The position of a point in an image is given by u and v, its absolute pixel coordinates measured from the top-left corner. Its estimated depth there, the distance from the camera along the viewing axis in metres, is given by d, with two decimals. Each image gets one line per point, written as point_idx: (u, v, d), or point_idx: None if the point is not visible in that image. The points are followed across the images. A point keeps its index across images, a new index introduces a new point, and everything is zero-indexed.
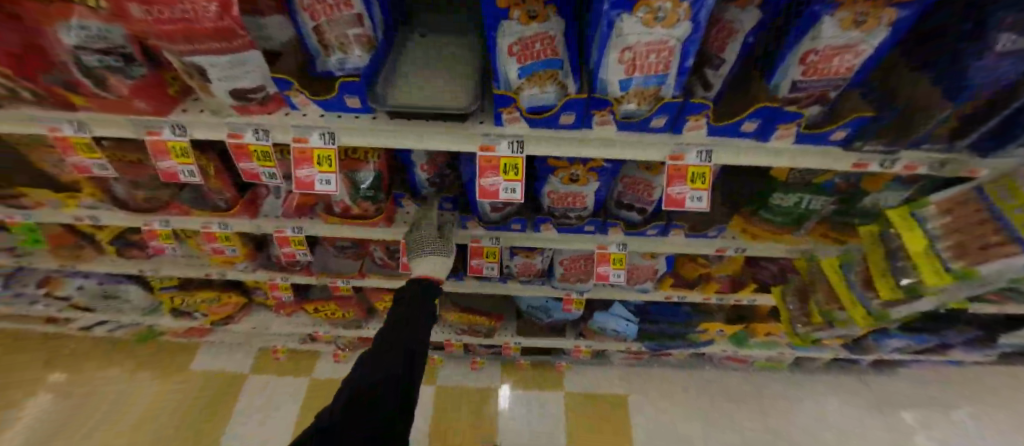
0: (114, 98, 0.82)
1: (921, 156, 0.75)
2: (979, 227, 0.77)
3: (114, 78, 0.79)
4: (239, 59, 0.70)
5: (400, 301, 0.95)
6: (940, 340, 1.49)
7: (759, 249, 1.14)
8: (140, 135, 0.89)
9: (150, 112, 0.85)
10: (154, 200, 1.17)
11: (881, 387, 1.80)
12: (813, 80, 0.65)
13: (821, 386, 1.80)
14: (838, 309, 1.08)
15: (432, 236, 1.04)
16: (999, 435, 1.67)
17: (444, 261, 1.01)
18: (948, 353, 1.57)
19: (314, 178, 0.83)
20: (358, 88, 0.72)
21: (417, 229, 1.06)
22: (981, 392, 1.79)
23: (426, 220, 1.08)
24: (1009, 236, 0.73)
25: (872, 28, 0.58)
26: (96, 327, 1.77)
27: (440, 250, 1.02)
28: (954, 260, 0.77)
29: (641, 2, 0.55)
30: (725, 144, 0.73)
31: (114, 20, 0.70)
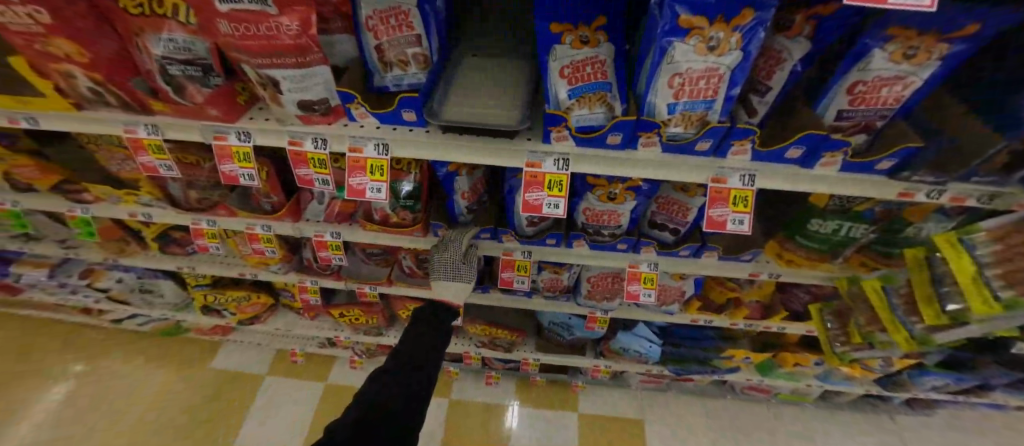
0: (189, 105, 0.89)
1: (968, 189, 0.75)
2: None
3: (192, 87, 0.86)
4: (310, 73, 0.76)
5: (423, 317, 1.04)
6: (981, 381, 1.42)
7: (792, 274, 1.14)
8: (208, 139, 0.96)
9: (221, 119, 0.91)
10: (206, 200, 1.24)
11: (914, 427, 1.73)
12: (860, 109, 0.66)
13: (850, 423, 1.74)
14: (879, 330, 1.05)
15: (457, 260, 1.06)
16: None
17: (464, 287, 1.06)
18: (989, 395, 1.50)
19: (366, 186, 0.88)
20: (416, 103, 0.78)
21: (441, 251, 1.07)
22: None
23: (456, 241, 1.09)
24: None
25: (923, 61, 0.59)
26: (126, 320, 1.85)
27: (460, 277, 1.06)
28: (1004, 288, 0.76)
29: (694, 32, 0.58)
30: (769, 169, 0.75)
31: (199, 33, 0.77)
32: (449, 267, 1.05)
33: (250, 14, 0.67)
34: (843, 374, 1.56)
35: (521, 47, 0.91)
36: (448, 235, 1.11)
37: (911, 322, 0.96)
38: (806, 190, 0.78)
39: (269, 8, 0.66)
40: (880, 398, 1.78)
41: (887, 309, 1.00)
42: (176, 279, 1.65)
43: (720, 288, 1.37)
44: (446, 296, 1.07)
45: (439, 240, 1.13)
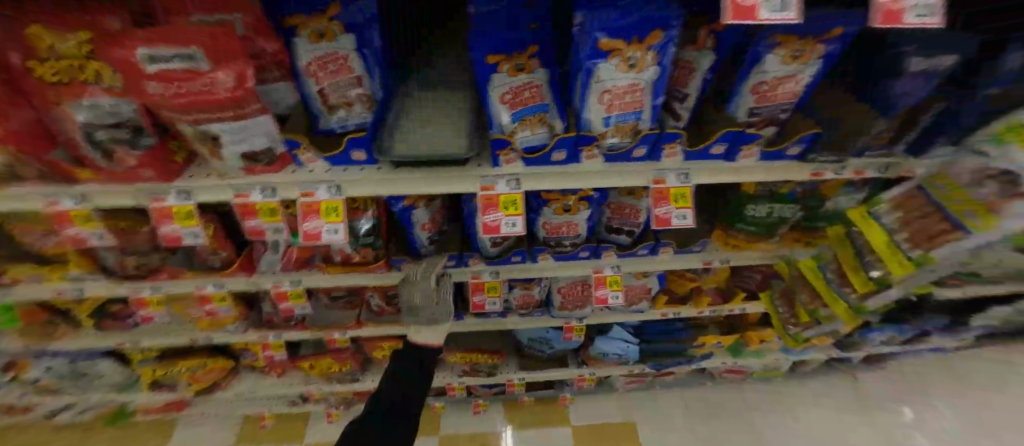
0: (119, 170, 0.83)
1: (867, 162, 0.87)
2: (928, 219, 0.84)
3: (122, 151, 0.80)
4: (250, 123, 0.73)
5: (403, 359, 1.05)
6: (920, 329, 1.57)
7: (740, 258, 1.21)
8: (144, 203, 0.91)
9: (156, 180, 0.86)
10: (143, 267, 1.13)
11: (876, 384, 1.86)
12: (766, 106, 0.75)
13: (820, 388, 1.85)
14: (822, 307, 1.17)
15: (423, 299, 1.06)
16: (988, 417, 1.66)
17: (434, 323, 1.08)
18: (930, 340, 1.65)
19: (322, 229, 0.86)
20: (364, 142, 0.79)
21: (408, 288, 1.08)
22: None
23: (425, 280, 1.07)
24: (953, 224, 0.81)
25: (807, 60, 0.69)
26: (62, 412, 1.67)
27: (426, 316, 1.07)
28: (912, 248, 0.86)
29: (614, 53, 0.64)
30: (700, 166, 0.82)
31: (126, 94, 0.72)
32: (416, 305, 1.07)
33: (180, 72, 0.64)
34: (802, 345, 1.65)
35: (455, 60, 0.93)
36: (417, 271, 1.09)
37: (845, 292, 1.09)
38: (733, 181, 0.86)
39: (201, 63, 0.63)
40: (841, 360, 1.90)
41: (822, 282, 1.13)
42: (116, 356, 1.51)
43: (682, 280, 1.44)
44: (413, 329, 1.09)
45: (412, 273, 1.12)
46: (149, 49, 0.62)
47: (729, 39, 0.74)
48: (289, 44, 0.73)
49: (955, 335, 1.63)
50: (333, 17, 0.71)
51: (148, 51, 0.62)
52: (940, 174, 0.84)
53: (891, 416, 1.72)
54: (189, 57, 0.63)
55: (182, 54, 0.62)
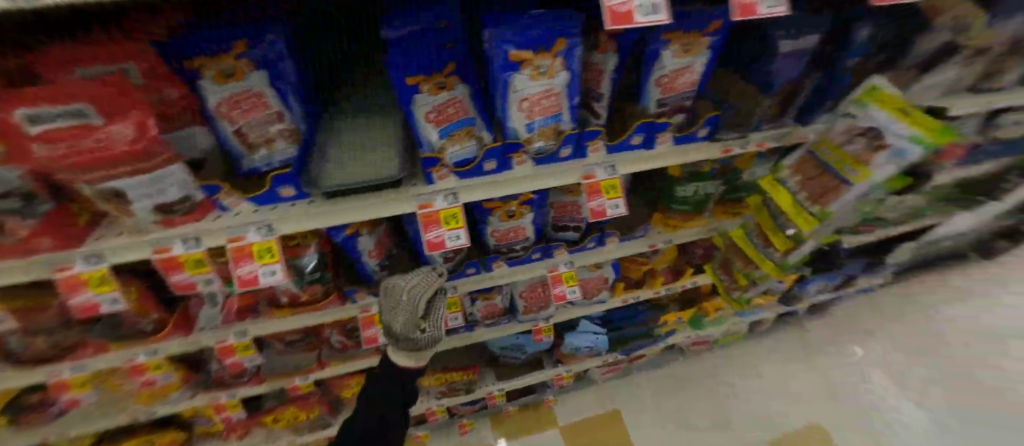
0: (9, 242, 0.71)
1: (766, 135, 0.98)
2: (821, 180, 0.97)
3: (10, 221, 0.69)
4: (157, 176, 0.69)
5: (381, 374, 0.84)
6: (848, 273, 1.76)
7: (682, 236, 1.30)
8: (46, 276, 0.77)
9: (56, 249, 0.74)
10: (57, 347, 0.99)
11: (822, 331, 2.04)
12: (671, 96, 0.83)
13: (778, 346, 1.96)
14: (755, 269, 1.27)
15: (402, 328, 0.77)
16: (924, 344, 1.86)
17: (414, 355, 0.80)
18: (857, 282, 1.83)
19: (257, 272, 0.81)
20: (290, 177, 0.77)
21: (384, 308, 0.79)
22: None
23: (409, 296, 0.77)
24: (841, 180, 0.94)
25: (697, 52, 0.78)
26: None
27: (402, 347, 0.79)
28: (812, 205, 0.99)
29: (525, 63, 0.68)
30: (624, 158, 0.88)
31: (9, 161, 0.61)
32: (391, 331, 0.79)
33: (69, 131, 0.59)
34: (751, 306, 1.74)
35: (376, 81, 0.92)
36: (406, 279, 0.80)
37: (769, 252, 1.19)
38: (655, 167, 0.91)
39: (93, 118, 0.60)
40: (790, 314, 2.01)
41: (750, 247, 1.24)
42: None
43: (636, 265, 1.49)
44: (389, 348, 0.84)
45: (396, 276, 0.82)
46: (29, 109, 0.56)
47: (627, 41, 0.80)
48: (196, 88, 0.71)
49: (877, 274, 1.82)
50: (240, 55, 0.68)
51: (29, 112, 0.56)
52: (823, 140, 0.98)
53: (832, 359, 1.88)
54: (78, 114, 0.58)
55: (68, 111, 0.58)
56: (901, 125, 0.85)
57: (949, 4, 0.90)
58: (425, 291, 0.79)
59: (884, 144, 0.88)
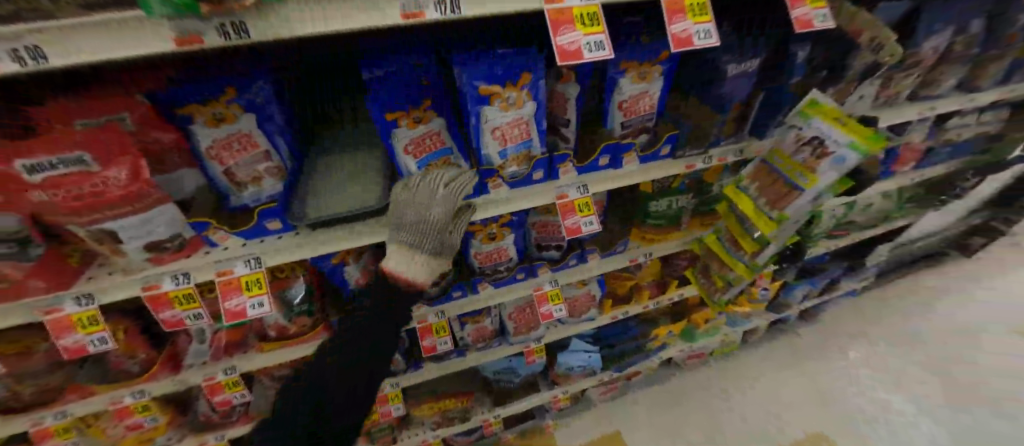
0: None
1: (724, 150, 1.07)
2: (775, 187, 1.06)
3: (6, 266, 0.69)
4: (148, 216, 0.72)
5: (368, 318, 0.75)
6: (829, 277, 1.98)
7: (659, 248, 1.37)
8: (35, 318, 0.78)
9: (48, 291, 0.76)
10: (44, 392, 0.98)
11: (812, 335, 2.11)
12: (632, 118, 0.91)
13: (774, 350, 2.07)
14: (730, 271, 1.32)
15: (435, 220, 0.76)
16: (904, 346, 2.06)
17: (433, 262, 0.77)
18: (841, 284, 2.08)
19: (245, 304, 0.84)
20: (276, 211, 0.80)
21: (411, 198, 0.76)
22: (881, 315, 2.18)
23: (453, 188, 0.78)
24: (791, 185, 1.03)
25: (651, 79, 0.87)
26: None
27: (426, 247, 0.76)
28: (771, 209, 1.06)
29: (494, 96, 0.75)
30: (594, 178, 0.94)
31: (11, 207, 0.64)
32: (418, 225, 0.76)
33: (70, 177, 0.63)
34: (743, 314, 1.88)
35: (355, 119, 0.98)
36: (446, 173, 0.79)
37: (739, 255, 1.25)
38: (618, 187, 0.97)
39: (91, 165, 0.63)
40: (784, 322, 2.14)
41: (723, 250, 1.30)
42: None
43: (620, 281, 1.55)
44: (389, 266, 0.76)
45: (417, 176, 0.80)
46: (28, 159, 0.60)
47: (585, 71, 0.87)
48: (186, 131, 0.74)
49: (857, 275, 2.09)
50: (229, 101, 0.73)
51: (28, 162, 0.60)
52: (776, 150, 1.07)
53: (820, 365, 2.00)
54: (78, 161, 0.62)
55: (67, 159, 0.62)
56: (841, 135, 0.94)
57: (866, 24, 0.93)
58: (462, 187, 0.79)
59: (828, 152, 0.96)
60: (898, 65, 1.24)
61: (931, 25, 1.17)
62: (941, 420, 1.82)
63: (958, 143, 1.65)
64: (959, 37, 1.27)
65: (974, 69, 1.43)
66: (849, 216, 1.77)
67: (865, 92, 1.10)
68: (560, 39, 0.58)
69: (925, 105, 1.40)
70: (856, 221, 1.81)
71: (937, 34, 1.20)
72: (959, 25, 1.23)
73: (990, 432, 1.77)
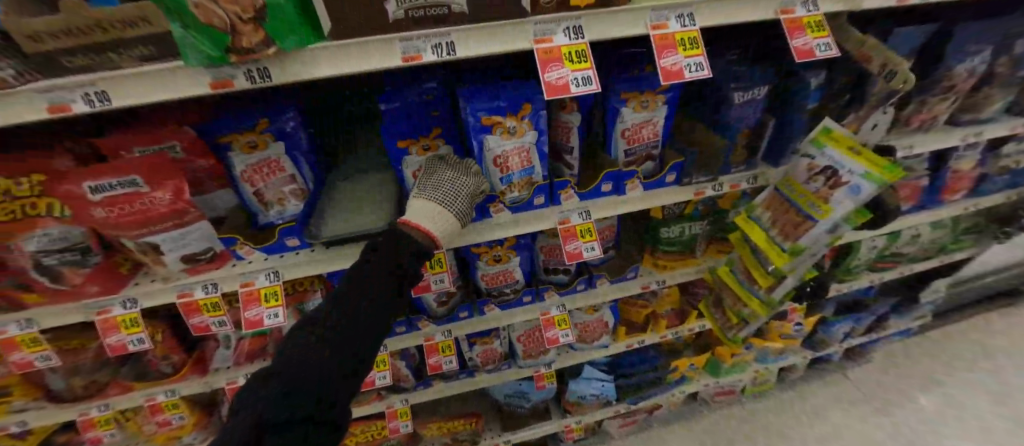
0: (64, 288, 0.82)
1: (737, 177, 1.06)
2: (788, 216, 1.04)
3: (68, 271, 0.80)
4: (187, 231, 0.80)
5: (375, 309, 0.71)
6: (874, 315, 1.88)
7: (673, 275, 1.35)
8: (89, 318, 0.87)
9: (102, 294, 0.86)
10: (94, 384, 1.08)
11: (860, 375, 2.01)
12: (636, 146, 0.94)
13: (812, 390, 1.97)
14: (744, 307, 1.29)
15: (468, 186, 0.81)
16: (965, 402, 1.90)
17: (455, 223, 0.79)
18: (889, 323, 1.97)
19: (262, 315, 0.90)
20: (295, 229, 0.88)
21: (448, 165, 0.82)
22: (928, 358, 2.06)
23: (472, 173, 0.83)
24: (805, 216, 1.01)
25: (653, 107, 0.89)
26: None
27: (454, 207, 0.78)
28: (784, 241, 1.04)
29: (496, 125, 0.80)
30: (596, 203, 0.97)
31: (79, 221, 0.75)
32: (450, 187, 0.79)
33: (125, 196, 0.73)
34: (774, 350, 1.79)
35: (355, 149, 1.05)
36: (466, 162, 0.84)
37: (754, 289, 1.23)
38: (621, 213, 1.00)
39: (142, 186, 0.73)
40: (826, 361, 2.04)
41: (737, 283, 1.27)
42: None
43: (636, 309, 1.54)
44: (412, 218, 0.76)
45: (438, 161, 0.85)
46: (93, 181, 0.71)
47: (587, 101, 0.92)
48: (225, 157, 0.83)
49: (908, 315, 1.97)
50: (263, 130, 0.81)
51: (93, 183, 0.71)
52: (788, 177, 1.05)
53: (865, 411, 1.89)
54: (132, 183, 0.72)
55: (124, 181, 0.72)
56: (856, 164, 0.92)
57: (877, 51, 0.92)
58: (479, 175, 0.84)
59: (841, 182, 0.94)
60: (931, 86, 1.12)
61: (967, 44, 1.07)
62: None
63: (1018, 171, 1.56)
64: (1001, 58, 1.16)
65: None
66: (894, 248, 1.66)
67: (880, 120, 1.06)
68: (548, 75, 0.63)
69: (970, 131, 1.25)
70: (903, 254, 1.69)
71: (975, 54, 1.09)
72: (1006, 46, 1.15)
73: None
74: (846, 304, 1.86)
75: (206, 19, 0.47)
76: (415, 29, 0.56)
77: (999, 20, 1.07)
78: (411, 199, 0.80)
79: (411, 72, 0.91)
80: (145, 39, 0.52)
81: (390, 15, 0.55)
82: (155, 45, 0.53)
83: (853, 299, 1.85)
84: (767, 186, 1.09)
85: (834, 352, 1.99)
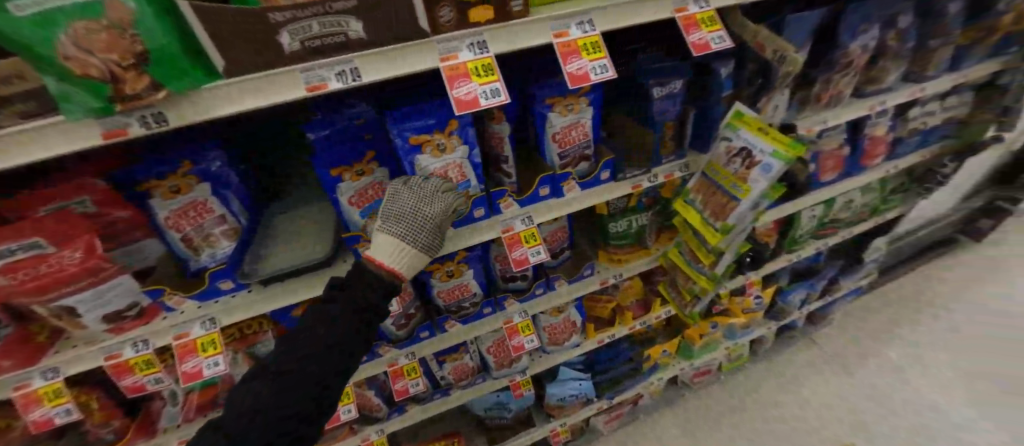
0: None
1: (669, 167, 1.11)
2: (718, 197, 1.08)
3: None
4: (107, 287, 0.75)
5: (341, 341, 0.69)
6: (825, 279, 1.99)
7: (630, 268, 1.38)
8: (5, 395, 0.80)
9: (17, 369, 0.77)
10: None
11: (822, 340, 2.12)
12: (568, 148, 0.96)
13: (782, 359, 2.06)
14: (694, 284, 1.34)
15: (431, 218, 0.78)
16: (915, 353, 2.04)
17: (418, 258, 0.79)
18: (842, 284, 2.08)
19: (201, 365, 0.86)
20: (228, 272, 0.84)
21: (410, 192, 0.78)
22: (877, 315, 2.20)
23: (441, 199, 0.80)
24: (729, 196, 1.05)
25: (579, 109, 0.92)
26: None
27: (417, 241, 0.78)
28: (715, 221, 1.09)
29: (425, 144, 0.81)
30: (537, 208, 0.99)
31: None
32: (414, 219, 0.78)
33: (27, 261, 0.66)
34: (739, 325, 1.86)
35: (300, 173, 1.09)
36: (438, 185, 0.81)
37: (700, 266, 1.28)
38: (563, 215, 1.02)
39: (47, 247, 0.67)
40: (791, 329, 2.13)
41: (678, 255, 1.34)
42: None
43: (600, 305, 1.57)
44: (376, 255, 0.77)
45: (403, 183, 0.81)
46: None
47: (513, 110, 0.94)
48: (143, 205, 0.78)
49: (857, 275, 2.09)
50: (184, 173, 0.78)
51: None
52: (712, 163, 1.09)
53: (831, 374, 1.99)
54: (34, 246, 0.66)
55: (24, 244, 0.65)
56: (765, 144, 0.99)
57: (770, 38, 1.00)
58: (446, 200, 0.81)
59: (755, 161, 1.01)
60: (833, 65, 1.20)
61: (857, 24, 1.16)
62: (903, 432, 1.79)
63: (926, 131, 1.69)
64: (890, 33, 1.26)
65: (916, 61, 1.39)
66: (832, 215, 1.77)
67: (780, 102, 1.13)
68: (457, 91, 0.64)
69: (875, 101, 1.35)
70: (841, 219, 1.81)
71: (865, 32, 1.19)
72: (891, 21, 1.25)
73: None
74: (797, 273, 1.97)
75: (81, 70, 0.46)
76: (315, 59, 0.56)
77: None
78: (374, 230, 0.80)
79: (334, 97, 0.89)
80: (26, 96, 0.52)
81: (286, 48, 0.54)
82: (36, 100, 0.52)
83: (803, 266, 1.96)
84: (695, 173, 1.14)
85: (796, 319, 2.08)
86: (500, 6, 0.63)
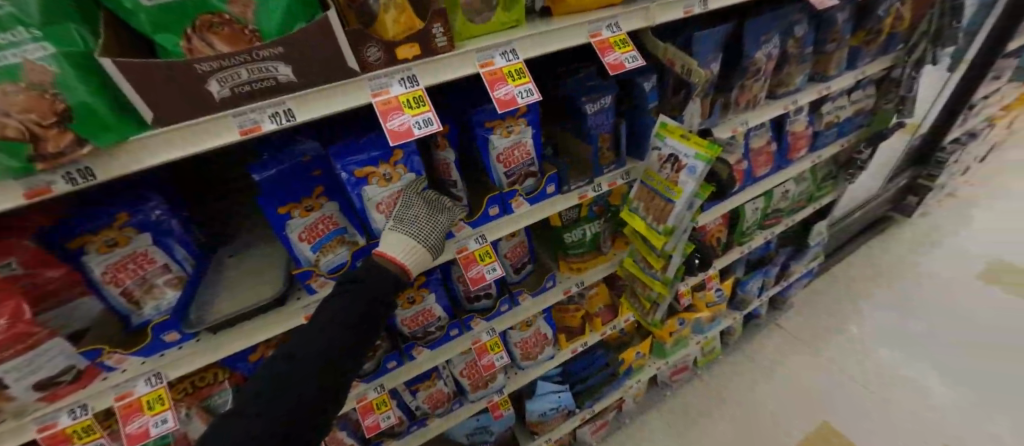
0: None
1: (610, 176, 1.17)
2: (656, 202, 1.16)
3: None
4: (40, 353, 0.68)
5: (317, 365, 0.66)
6: (777, 266, 2.13)
7: (590, 275, 1.43)
8: None
9: None
10: None
11: (781, 324, 2.26)
12: (512, 167, 1.00)
13: (749, 346, 2.18)
14: (652, 291, 1.41)
15: (441, 224, 0.87)
16: (858, 328, 2.20)
17: (427, 256, 0.83)
18: (793, 268, 2.21)
19: (148, 424, 0.82)
20: (172, 323, 0.82)
21: (422, 202, 0.87)
22: (824, 296, 2.36)
23: (448, 211, 0.91)
24: (664, 200, 1.13)
25: (518, 129, 0.96)
26: None
27: (429, 241, 0.84)
28: (658, 224, 1.17)
29: (370, 175, 0.83)
30: (489, 227, 1.02)
31: None
32: (427, 222, 0.85)
33: None
34: (705, 319, 1.94)
35: (247, 215, 1.08)
36: (445, 201, 0.93)
37: (653, 272, 1.35)
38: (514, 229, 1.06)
39: None
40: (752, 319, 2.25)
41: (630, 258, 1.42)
42: None
43: (570, 314, 1.59)
44: (388, 251, 0.79)
45: (414, 191, 0.88)
46: None
47: (455, 135, 0.97)
48: (79, 263, 0.75)
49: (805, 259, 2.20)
50: (122, 226, 0.76)
51: None
52: (648, 169, 1.17)
53: (792, 357, 2.11)
54: None
55: None
56: (687, 148, 1.06)
57: (674, 56, 1.07)
58: (449, 213, 0.92)
59: (682, 165, 1.08)
60: (744, 71, 1.31)
61: (761, 34, 1.29)
62: (848, 408, 1.91)
63: (841, 122, 1.86)
64: (790, 40, 1.41)
65: (818, 64, 1.55)
66: (772, 206, 1.91)
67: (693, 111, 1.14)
68: (390, 124, 0.67)
69: (788, 101, 1.49)
70: (781, 209, 1.95)
71: (767, 43, 1.32)
72: (789, 30, 1.39)
73: (893, 424, 1.85)
74: (750, 262, 2.09)
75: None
76: (247, 103, 0.58)
77: (779, 12, 1.31)
78: (384, 232, 0.83)
79: (276, 137, 0.90)
80: None
81: (216, 95, 0.55)
82: None
83: (754, 257, 2.09)
84: (635, 179, 1.21)
85: (758, 307, 2.19)
86: (425, 43, 0.68)
